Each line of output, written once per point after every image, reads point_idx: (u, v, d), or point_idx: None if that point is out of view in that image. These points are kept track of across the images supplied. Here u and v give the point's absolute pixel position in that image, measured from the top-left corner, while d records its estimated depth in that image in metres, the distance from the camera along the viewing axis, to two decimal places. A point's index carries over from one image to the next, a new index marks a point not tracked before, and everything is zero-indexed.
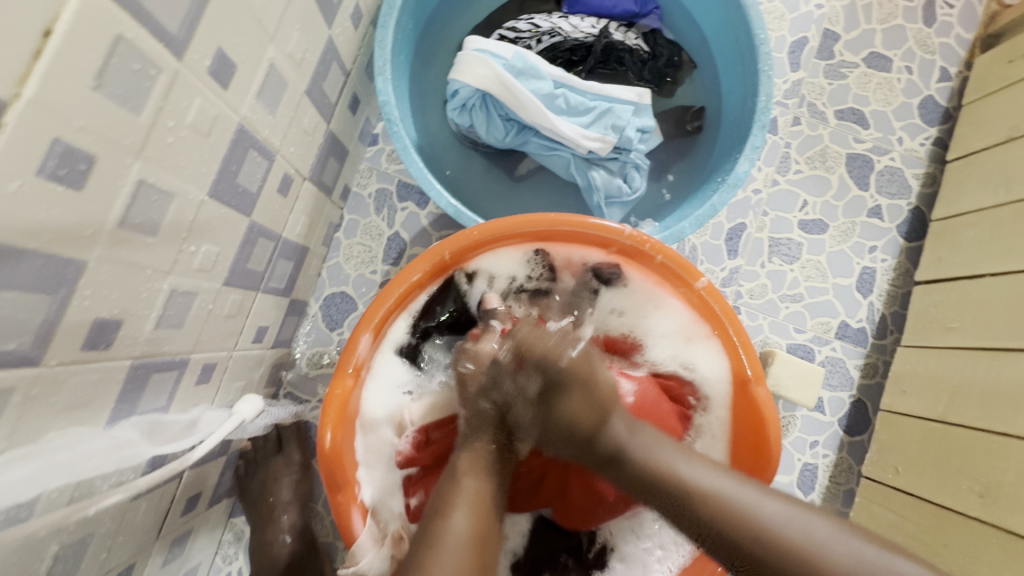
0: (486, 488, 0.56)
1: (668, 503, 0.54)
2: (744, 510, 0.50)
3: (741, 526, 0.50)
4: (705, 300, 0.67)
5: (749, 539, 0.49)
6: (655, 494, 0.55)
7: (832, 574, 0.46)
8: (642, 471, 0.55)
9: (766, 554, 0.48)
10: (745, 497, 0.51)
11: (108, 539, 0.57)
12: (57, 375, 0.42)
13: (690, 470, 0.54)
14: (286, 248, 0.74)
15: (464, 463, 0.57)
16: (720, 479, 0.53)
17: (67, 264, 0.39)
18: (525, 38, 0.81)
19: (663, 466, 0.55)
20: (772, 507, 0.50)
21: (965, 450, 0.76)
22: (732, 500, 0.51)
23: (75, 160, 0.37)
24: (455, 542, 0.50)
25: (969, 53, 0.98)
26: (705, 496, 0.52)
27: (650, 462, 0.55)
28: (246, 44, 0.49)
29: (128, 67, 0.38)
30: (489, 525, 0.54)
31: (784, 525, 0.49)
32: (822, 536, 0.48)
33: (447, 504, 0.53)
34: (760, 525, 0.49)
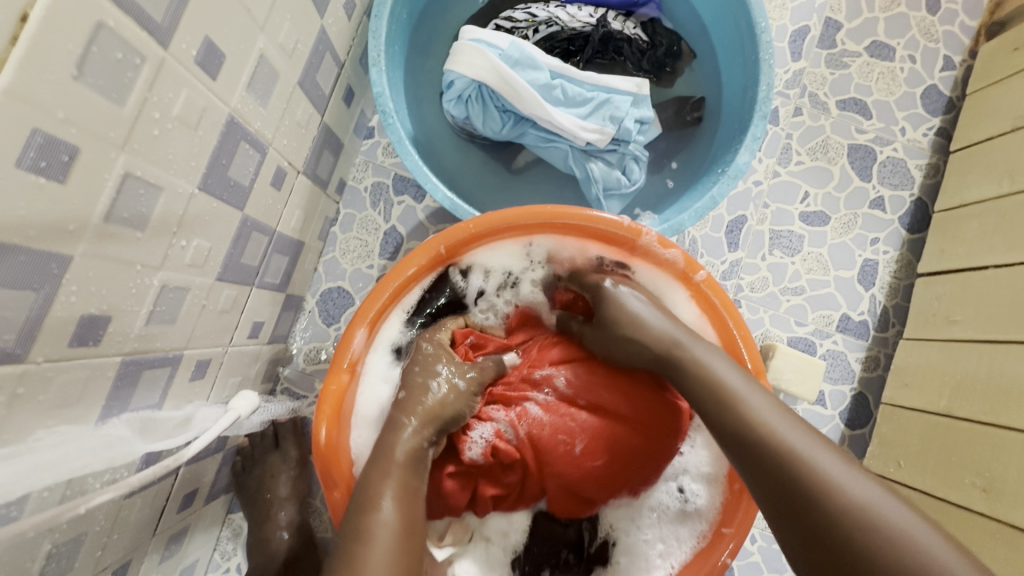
0: (417, 478, 0.56)
1: (710, 409, 0.55)
2: (779, 435, 0.50)
3: (772, 444, 0.50)
4: (703, 292, 0.67)
5: (776, 461, 0.49)
6: (703, 401, 0.56)
7: (837, 502, 0.44)
8: (695, 375, 0.57)
9: (794, 476, 0.47)
10: (785, 427, 0.50)
11: (102, 536, 0.56)
12: (44, 373, 0.41)
13: (740, 384, 0.55)
14: (280, 242, 0.73)
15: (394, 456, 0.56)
16: (765, 407, 0.53)
17: (52, 258, 0.39)
18: (521, 28, 0.79)
19: (716, 376, 0.56)
20: (810, 443, 0.49)
21: (967, 444, 0.76)
22: (772, 424, 0.51)
23: (56, 153, 0.36)
24: (383, 530, 0.50)
25: (974, 41, 0.96)
26: (745, 410, 0.53)
27: (703, 367, 0.57)
28: (234, 34, 0.48)
29: (111, 56, 0.37)
30: (418, 513, 0.54)
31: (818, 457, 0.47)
32: (855, 487, 0.45)
33: (373, 494, 0.53)
34: (789, 451, 0.49)
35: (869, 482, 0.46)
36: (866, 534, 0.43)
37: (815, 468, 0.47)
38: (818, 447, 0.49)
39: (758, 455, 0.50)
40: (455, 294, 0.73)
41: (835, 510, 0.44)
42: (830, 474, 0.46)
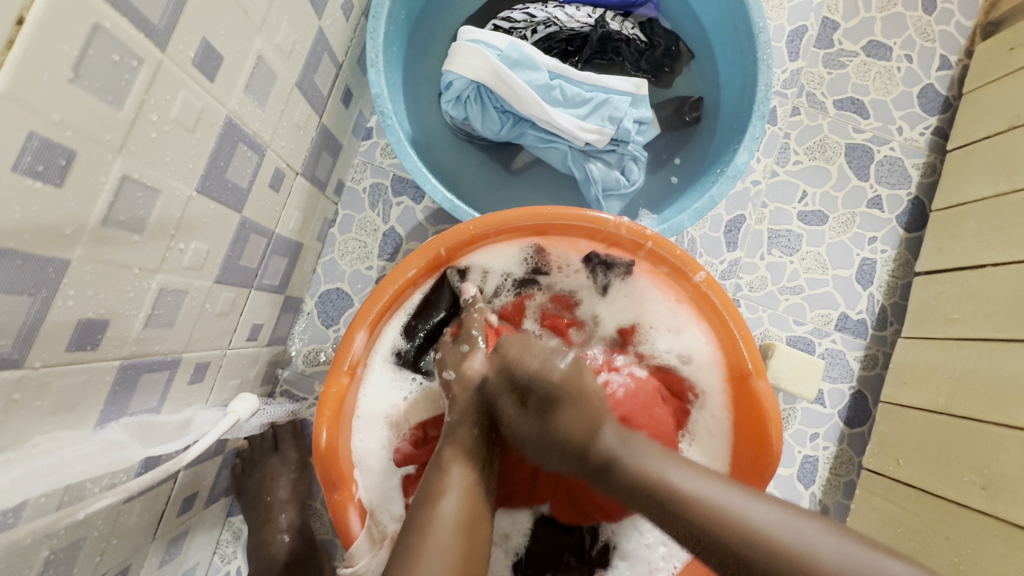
0: (475, 478, 0.56)
1: (658, 513, 0.50)
2: (733, 516, 0.48)
3: (735, 533, 0.47)
4: (703, 292, 0.66)
5: (743, 547, 0.46)
6: (645, 502, 0.52)
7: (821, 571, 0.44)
8: (634, 480, 0.52)
9: (759, 557, 0.46)
10: (733, 502, 0.49)
11: (101, 542, 0.56)
12: (41, 378, 0.41)
13: (682, 477, 0.52)
14: (279, 244, 0.72)
15: (447, 450, 0.58)
16: (707, 484, 0.51)
17: (48, 263, 0.38)
18: (519, 28, 0.79)
19: (652, 476, 0.52)
20: (764, 511, 0.48)
21: (967, 442, 0.76)
22: (725, 506, 0.49)
23: (53, 156, 0.35)
24: (444, 529, 0.50)
25: (970, 40, 0.97)
26: (695, 504, 0.49)
27: (643, 471, 0.52)
28: (232, 35, 0.48)
29: (107, 58, 0.37)
30: (479, 512, 0.54)
31: (790, 531, 0.47)
32: (814, 538, 0.46)
33: (434, 487, 0.54)
34: (750, 531, 0.47)
35: (818, 527, 0.47)
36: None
37: (786, 549, 0.45)
38: (774, 511, 0.48)
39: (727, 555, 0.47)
40: (455, 298, 0.71)
41: None
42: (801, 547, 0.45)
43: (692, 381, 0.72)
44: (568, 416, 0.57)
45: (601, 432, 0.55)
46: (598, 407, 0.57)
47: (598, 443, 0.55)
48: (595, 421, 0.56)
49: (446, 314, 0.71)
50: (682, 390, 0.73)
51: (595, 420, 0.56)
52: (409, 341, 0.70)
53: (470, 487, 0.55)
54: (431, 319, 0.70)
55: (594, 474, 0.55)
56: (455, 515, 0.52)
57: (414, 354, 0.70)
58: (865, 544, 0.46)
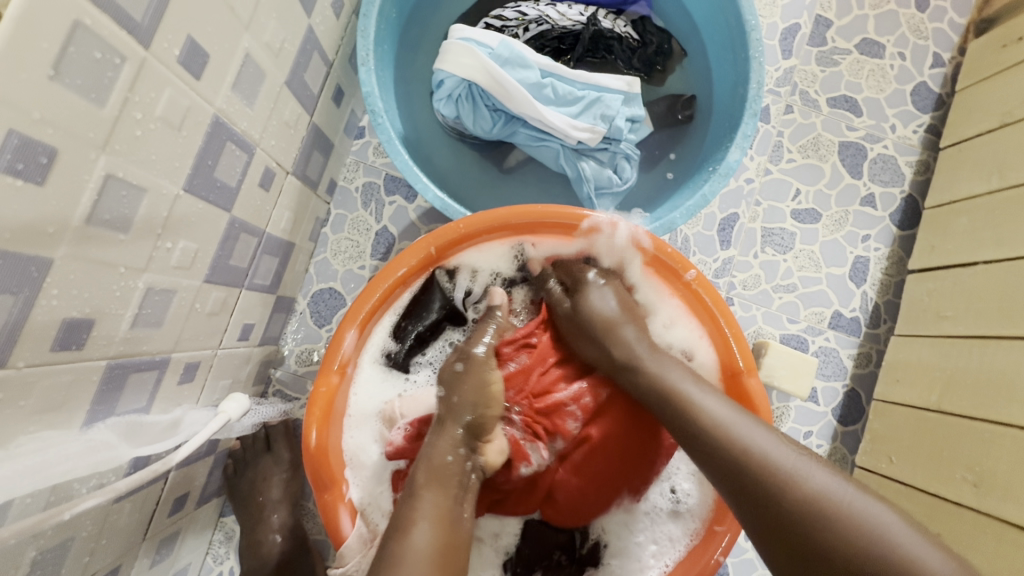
0: (452, 500, 0.53)
1: (666, 414, 0.56)
2: (734, 432, 0.51)
3: (732, 445, 0.50)
4: (694, 289, 0.67)
5: (736, 459, 0.50)
6: (660, 403, 0.57)
7: (804, 493, 0.46)
8: (654, 384, 0.58)
9: (751, 473, 0.48)
10: (736, 422, 0.52)
11: (90, 542, 0.55)
12: (26, 378, 0.41)
13: (694, 389, 0.56)
14: (270, 244, 0.72)
15: (420, 475, 0.54)
16: (715, 403, 0.54)
17: (31, 262, 0.38)
18: (511, 27, 0.79)
19: (671, 384, 0.57)
20: (763, 437, 0.50)
21: (959, 440, 0.76)
22: (726, 422, 0.52)
23: (33, 154, 0.35)
24: (417, 560, 0.46)
25: (963, 38, 0.97)
26: (701, 415, 0.53)
27: (660, 377, 0.58)
28: (218, 33, 0.48)
29: (89, 56, 0.36)
30: (458, 535, 0.51)
31: (786, 458, 0.48)
32: (807, 470, 0.47)
33: (405, 515, 0.50)
34: (745, 448, 0.50)
35: (816, 466, 0.48)
36: (822, 517, 0.45)
37: (775, 467, 0.48)
38: (769, 437, 0.51)
39: (722, 462, 0.50)
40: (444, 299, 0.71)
41: (810, 519, 0.45)
42: (790, 469, 0.48)
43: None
44: (602, 300, 0.65)
45: (625, 337, 0.62)
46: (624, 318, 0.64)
47: (624, 346, 0.62)
48: (617, 321, 0.64)
49: (438, 316, 0.70)
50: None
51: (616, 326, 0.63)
52: (399, 340, 0.70)
53: (445, 515, 0.51)
54: (420, 319, 0.69)
55: (620, 367, 0.61)
56: (429, 547, 0.48)
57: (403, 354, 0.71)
58: (863, 492, 0.46)
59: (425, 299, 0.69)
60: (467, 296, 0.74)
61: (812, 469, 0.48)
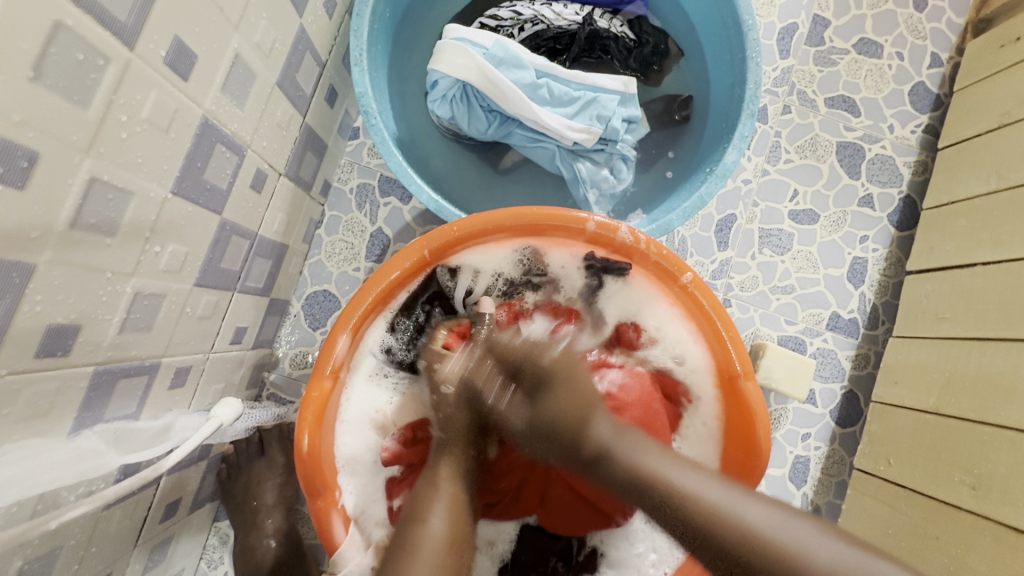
0: (464, 491, 0.58)
1: (650, 508, 0.51)
2: (726, 513, 0.48)
3: (726, 529, 0.47)
4: (691, 292, 0.66)
5: (731, 543, 0.46)
6: (639, 495, 0.51)
7: (811, 568, 0.44)
8: (627, 471, 0.52)
9: (750, 557, 0.45)
10: (727, 500, 0.49)
11: (78, 550, 0.55)
12: (8, 385, 0.40)
13: (677, 472, 0.52)
14: (263, 246, 0.71)
15: (442, 467, 0.59)
16: (702, 481, 0.51)
17: (13, 267, 0.37)
18: (506, 26, 0.78)
19: (649, 468, 0.52)
20: (759, 511, 0.48)
21: (958, 443, 0.75)
22: (717, 504, 0.49)
23: (13, 157, 0.34)
24: (434, 546, 0.51)
25: (961, 38, 0.96)
26: (690, 497, 0.49)
27: (637, 463, 0.52)
28: (207, 33, 0.47)
29: (71, 57, 0.36)
30: (465, 529, 0.55)
31: (790, 532, 0.46)
32: (807, 541, 0.45)
33: (424, 507, 0.54)
34: (740, 528, 0.46)
35: (815, 531, 0.46)
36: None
37: (779, 547, 0.45)
38: (766, 510, 0.48)
39: (723, 552, 0.47)
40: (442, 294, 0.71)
41: None
42: (795, 546, 0.45)
43: (687, 386, 0.71)
44: (559, 402, 0.58)
45: (594, 422, 0.56)
46: (591, 397, 0.58)
47: (596, 436, 0.55)
48: (591, 407, 0.57)
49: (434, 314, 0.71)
50: (676, 394, 0.72)
51: (584, 409, 0.57)
52: (398, 336, 0.70)
53: (460, 501, 0.57)
54: (417, 314, 0.70)
55: (586, 462, 0.54)
56: (445, 533, 0.52)
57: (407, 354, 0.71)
58: (864, 549, 0.45)
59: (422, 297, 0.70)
60: (468, 296, 0.74)
61: (813, 534, 0.46)
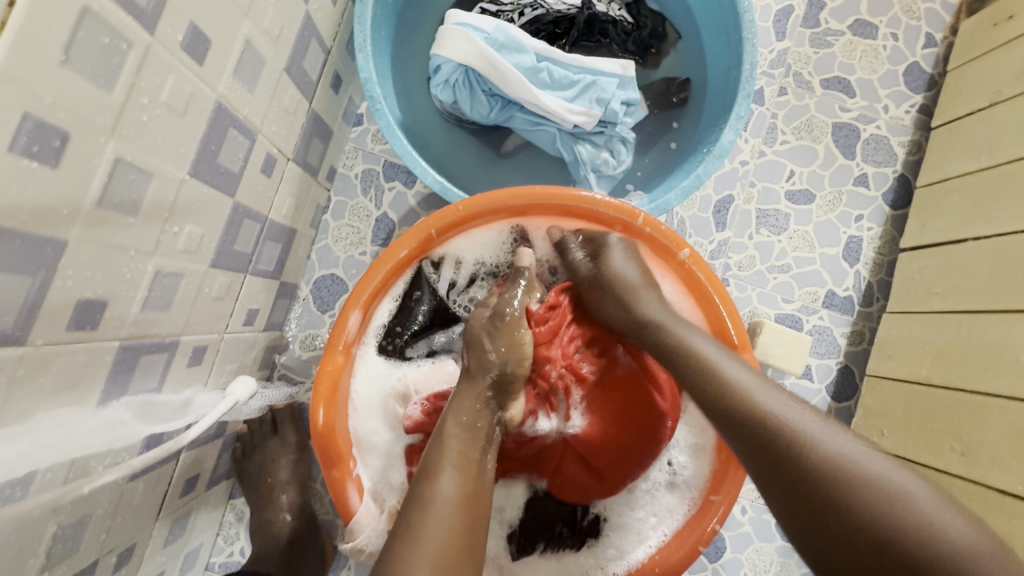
0: (477, 451, 0.55)
1: (687, 376, 0.57)
2: (754, 395, 0.51)
3: (751, 405, 0.51)
4: (688, 267, 0.69)
5: (754, 415, 0.50)
6: (679, 364, 0.58)
7: (820, 453, 0.46)
8: (675, 345, 0.59)
9: (770, 433, 0.48)
10: (760, 390, 0.52)
11: (106, 519, 0.57)
12: (43, 356, 0.42)
13: (715, 352, 0.57)
14: (273, 229, 0.73)
15: (449, 425, 0.56)
16: (740, 372, 0.54)
17: (46, 243, 0.39)
18: (507, 11, 0.80)
19: (691, 345, 0.58)
20: (783, 402, 0.50)
21: (948, 411, 0.78)
22: (751, 390, 0.52)
23: (47, 139, 0.36)
24: (444, 505, 0.49)
25: (955, 18, 0.97)
26: (722, 377, 0.54)
27: (681, 340, 0.59)
28: (219, 19, 0.49)
29: (98, 41, 0.37)
30: (481, 487, 0.53)
31: (813, 421, 0.48)
32: (823, 432, 0.47)
33: (433, 464, 0.52)
34: (763, 413, 0.50)
35: (837, 429, 0.48)
36: (840, 478, 0.44)
37: (794, 428, 0.48)
38: (790, 404, 0.50)
39: (743, 424, 0.50)
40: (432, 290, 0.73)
41: (844, 489, 0.44)
42: (809, 428, 0.48)
43: None
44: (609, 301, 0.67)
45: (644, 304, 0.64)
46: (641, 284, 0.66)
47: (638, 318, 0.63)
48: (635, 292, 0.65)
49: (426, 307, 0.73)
50: None
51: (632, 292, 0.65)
52: (393, 331, 0.71)
53: (470, 463, 0.53)
54: (415, 308, 0.72)
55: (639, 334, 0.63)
56: (454, 493, 0.50)
57: (403, 342, 0.72)
58: (893, 462, 0.45)
59: (412, 287, 0.71)
60: (451, 288, 0.75)
61: (837, 433, 0.47)
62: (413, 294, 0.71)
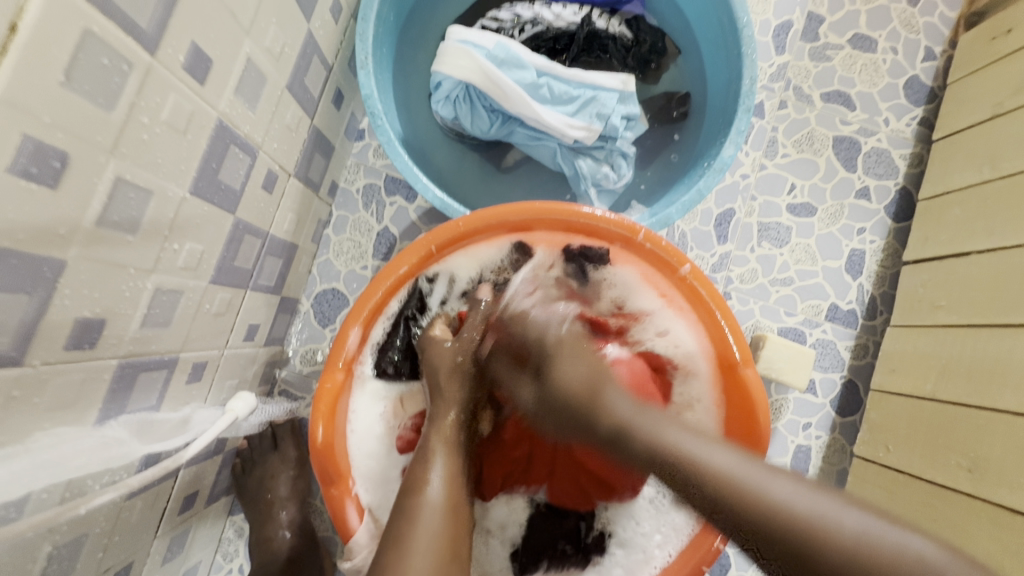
0: (460, 463, 0.57)
1: (664, 478, 0.47)
2: (746, 485, 0.44)
3: (745, 500, 0.43)
4: (689, 283, 0.68)
5: (751, 509, 0.43)
6: (664, 473, 0.47)
7: (832, 545, 0.40)
8: (651, 451, 0.48)
9: (772, 528, 0.42)
10: (748, 475, 0.44)
11: (102, 538, 0.57)
12: (40, 375, 0.42)
13: (695, 445, 0.47)
14: (274, 245, 0.74)
15: (433, 441, 0.58)
16: (721, 455, 0.46)
17: (45, 263, 0.39)
18: (507, 28, 0.80)
19: (673, 444, 0.47)
20: (779, 484, 0.43)
21: (954, 426, 0.77)
22: (739, 476, 0.45)
23: (47, 159, 0.36)
24: (432, 511, 0.52)
25: (954, 32, 0.98)
26: (706, 472, 0.45)
27: (658, 441, 0.48)
28: (220, 39, 0.49)
29: (98, 62, 0.37)
30: (461, 499, 0.55)
31: (814, 503, 0.42)
32: (829, 511, 0.41)
33: (420, 477, 0.54)
34: (761, 503, 0.43)
35: (839, 502, 0.42)
36: (860, 571, 0.38)
37: (798, 519, 0.41)
38: (791, 484, 0.43)
39: (743, 524, 0.43)
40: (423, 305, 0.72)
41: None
42: (815, 514, 0.41)
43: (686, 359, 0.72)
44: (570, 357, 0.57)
45: (608, 402, 0.52)
46: (597, 372, 0.55)
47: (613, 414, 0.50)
48: (597, 380, 0.54)
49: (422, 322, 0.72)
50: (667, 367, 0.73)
51: (595, 389, 0.53)
52: (389, 351, 0.70)
53: (453, 475, 0.56)
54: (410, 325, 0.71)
55: (606, 444, 0.50)
56: (440, 499, 0.53)
57: (400, 363, 0.71)
58: (892, 521, 0.41)
59: (407, 304, 0.70)
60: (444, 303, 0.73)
61: (842, 508, 0.41)
62: (408, 313, 0.70)
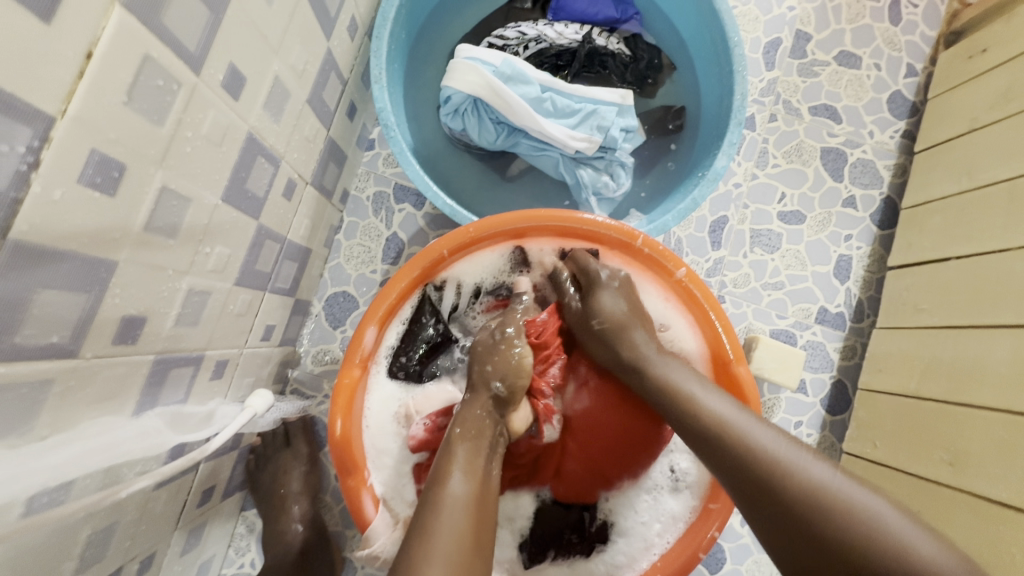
0: (482, 457, 0.59)
1: (673, 412, 0.61)
2: (740, 429, 0.56)
3: (736, 441, 0.55)
4: (685, 285, 0.72)
5: (739, 448, 0.54)
6: (667, 403, 0.62)
7: (800, 486, 0.49)
8: (662, 384, 0.63)
9: (754, 464, 0.53)
10: (742, 422, 0.56)
11: (132, 526, 0.60)
12: (90, 368, 0.45)
13: (699, 389, 0.61)
14: (290, 249, 0.77)
15: (456, 429, 0.61)
16: (721, 403, 0.59)
17: (100, 264, 0.43)
18: (512, 45, 0.85)
19: (675, 381, 0.63)
20: (767, 434, 0.54)
21: (937, 423, 0.81)
22: (732, 421, 0.57)
23: (109, 170, 0.40)
24: (455, 507, 0.51)
25: (933, 49, 1.03)
26: (708, 411, 0.58)
27: (668, 378, 0.63)
28: (253, 59, 0.53)
29: (154, 83, 0.41)
30: (487, 491, 0.56)
31: (795, 457, 0.52)
32: (802, 463, 0.51)
33: (443, 471, 0.55)
34: (750, 444, 0.54)
35: (816, 459, 0.52)
36: (824, 512, 0.48)
37: (775, 459, 0.52)
38: (775, 435, 0.54)
39: (734, 459, 0.54)
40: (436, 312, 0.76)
41: (822, 515, 0.47)
42: (791, 460, 0.51)
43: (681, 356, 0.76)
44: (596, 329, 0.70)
45: (631, 340, 0.68)
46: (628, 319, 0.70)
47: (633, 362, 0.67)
48: (624, 329, 0.69)
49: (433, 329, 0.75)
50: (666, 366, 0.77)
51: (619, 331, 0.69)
52: (403, 355, 0.74)
53: (474, 468, 0.57)
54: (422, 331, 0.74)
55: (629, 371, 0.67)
56: (463, 494, 0.53)
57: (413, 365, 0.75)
58: (860, 482, 0.49)
59: (420, 310, 0.74)
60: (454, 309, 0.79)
61: (813, 460, 0.51)
62: (422, 319, 0.74)
